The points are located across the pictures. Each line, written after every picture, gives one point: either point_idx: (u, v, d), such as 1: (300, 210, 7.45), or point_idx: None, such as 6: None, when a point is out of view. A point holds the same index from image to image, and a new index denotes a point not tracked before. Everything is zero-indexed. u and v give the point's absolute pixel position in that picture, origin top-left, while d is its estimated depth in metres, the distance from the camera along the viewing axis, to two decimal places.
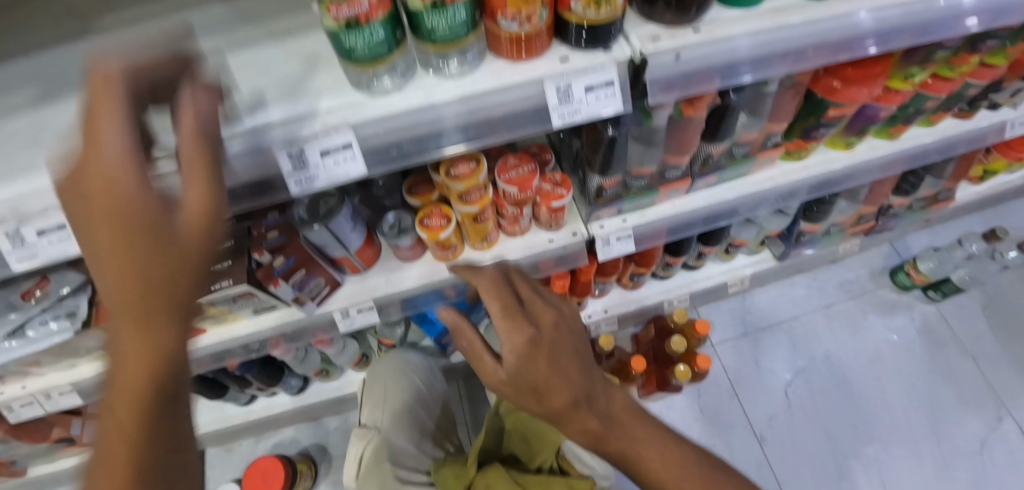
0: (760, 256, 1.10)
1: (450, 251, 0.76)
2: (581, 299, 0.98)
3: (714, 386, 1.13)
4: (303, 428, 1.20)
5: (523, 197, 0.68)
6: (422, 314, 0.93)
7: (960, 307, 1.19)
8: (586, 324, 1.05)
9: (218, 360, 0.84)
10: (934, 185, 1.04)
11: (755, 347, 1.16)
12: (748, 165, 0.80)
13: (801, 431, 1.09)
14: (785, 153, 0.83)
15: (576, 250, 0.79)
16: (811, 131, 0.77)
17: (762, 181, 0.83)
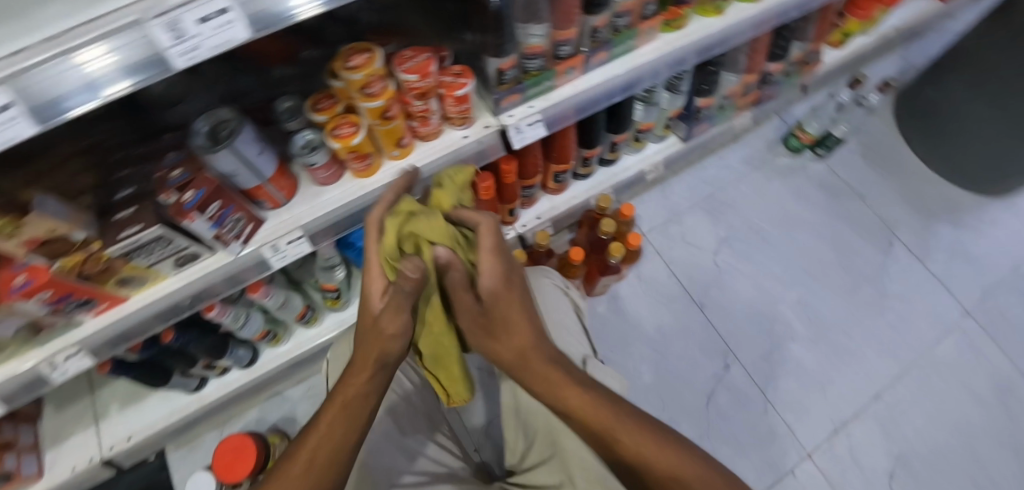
0: (668, 141, 1.19)
1: (368, 161, 0.76)
2: (512, 205, 1.01)
3: (652, 269, 1.23)
4: (268, 406, 1.15)
5: (426, 86, 0.69)
6: (357, 245, 0.93)
7: (844, 159, 1.35)
8: (523, 234, 1.10)
9: (146, 329, 0.78)
10: (801, 48, 1.16)
11: (682, 228, 1.27)
12: (634, 38, 0.86)
13: (734, 290, 1.22)
14: (665, 25, 0.90)
15: (492, 142, 0.83)
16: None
17: (650, 53, 0.89)
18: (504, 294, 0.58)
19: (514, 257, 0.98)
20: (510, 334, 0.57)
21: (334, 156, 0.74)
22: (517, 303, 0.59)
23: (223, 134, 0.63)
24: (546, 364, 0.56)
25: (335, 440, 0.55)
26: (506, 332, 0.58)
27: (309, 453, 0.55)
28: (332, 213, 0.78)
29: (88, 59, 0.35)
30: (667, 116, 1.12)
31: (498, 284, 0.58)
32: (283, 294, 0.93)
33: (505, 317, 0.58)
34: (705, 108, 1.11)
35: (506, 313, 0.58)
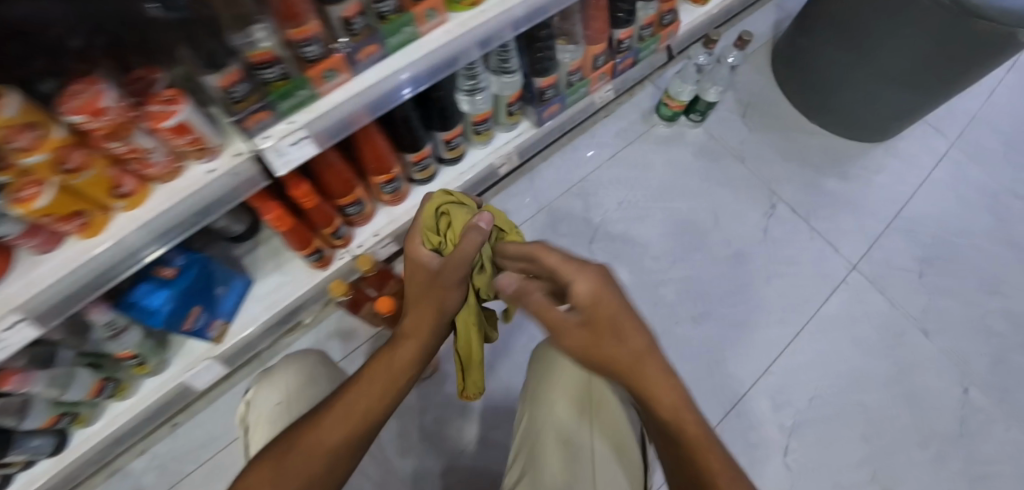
0: (520, 128, 1.06)
1: (74, 223, 0.58)
2: (332, 228, 0.89)
3: None
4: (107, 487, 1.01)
5: (110, 126, 0.51)
6: (133, 309, 0.75)
7: (721, 121, 1.29)
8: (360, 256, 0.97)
9: None
10: (650, 8, 1.04)
11: (556, 219, 1.17)
12: (413, 25, 0.71)
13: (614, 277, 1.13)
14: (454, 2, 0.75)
15: (249, 171, 0.69)
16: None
17: (441, 38, 0.75)
18: (597, 299, 0.43)
19: (334, 289, 0.85)
20: (608, 346, 0.41)
21: (32, 222, 0.54)
22: (625, 319, 0.42)
23: None
24: (675, 395, 0.42)
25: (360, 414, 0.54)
26: (598, 350, 0.42)
27: (341, 417, 0.53)
28: (50, 295, 0.60)
29: None
30: (507, 102, 0.98)
31: (569, 331, 0.42)
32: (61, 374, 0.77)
33: (601, 331, 0.42)
34: (550, 88, 0.99)
35: (605, 321, 0.42)
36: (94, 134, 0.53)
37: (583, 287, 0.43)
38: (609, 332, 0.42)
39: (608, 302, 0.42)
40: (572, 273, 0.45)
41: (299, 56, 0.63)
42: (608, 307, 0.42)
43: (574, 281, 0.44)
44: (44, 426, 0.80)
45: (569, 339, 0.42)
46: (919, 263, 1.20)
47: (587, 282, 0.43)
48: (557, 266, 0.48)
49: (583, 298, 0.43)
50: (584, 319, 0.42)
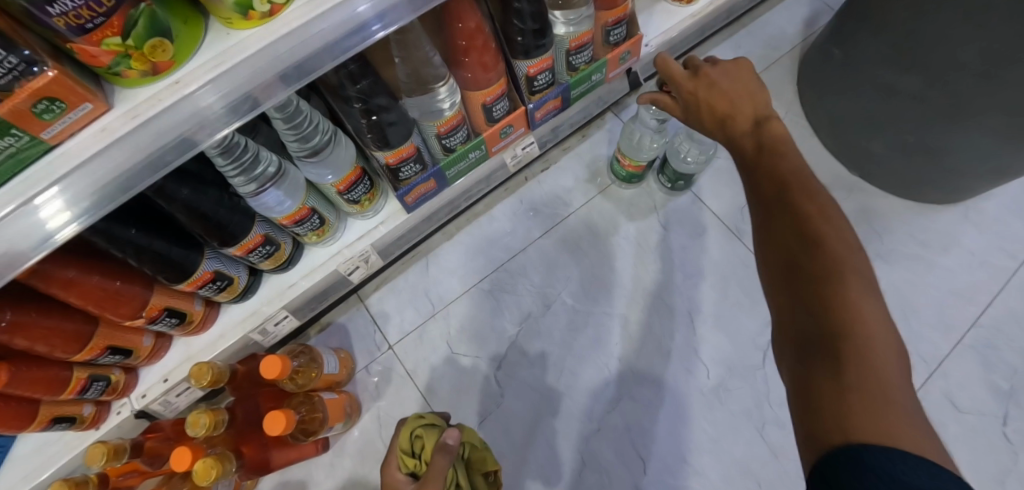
0: (382, 213, 0.71)
1: None
2: (74, 392, 0.61)
3: (400, 402, 0.79)
4: None
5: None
6: None
7: (712, 174, 0.88)
8: (144, 409, 0.69)
9: None
10: (576, 24, 0.65)
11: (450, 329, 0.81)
12: (22, 130, 0.33)
13: (528, 419, 0.78)
14: (104, 72, 0.37)
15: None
16: (33, 15, 0.29)
17: (93, 144, 0.38)
18: (715, 85, 0.54)
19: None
20: (718, 99, 0.53)
21: None
22: (736, 87, 0.54)
23: None
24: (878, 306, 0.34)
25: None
26: (708, 106, 0.54)
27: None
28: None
29: None
30: (335, 190, 0.63)
31: (689, 93, 0.55)
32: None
33: (711, 91, 0.54)
34: (405, 163, 0.63)
35: (708, 101, 0.54)
36: None
37: (719, 89, 0.53)
38: (728, 93, 0.53)
39: (734, 79, 0.54)
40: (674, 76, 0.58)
41: None
42: (716, 95, 0.53)
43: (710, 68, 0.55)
44: None
45: (715, 87, 0.54)
46: (1006, 402, 0.78)
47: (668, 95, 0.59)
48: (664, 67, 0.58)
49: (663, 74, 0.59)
50: (699, 76, 0.55)
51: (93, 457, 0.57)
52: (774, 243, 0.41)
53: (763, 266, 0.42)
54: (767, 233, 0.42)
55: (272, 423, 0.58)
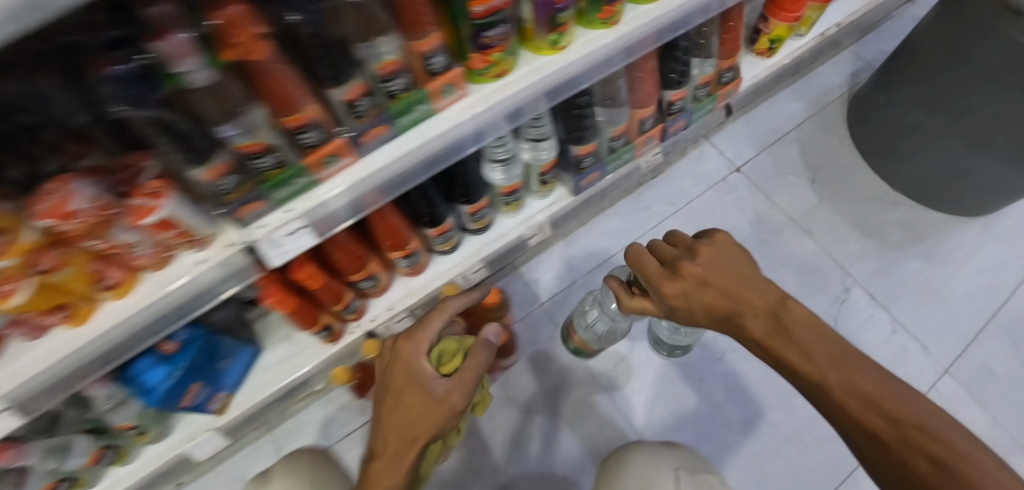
0: (555, 195, 0.97)
1: (57, 314, 0.56)
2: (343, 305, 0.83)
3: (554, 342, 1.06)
4: None
5: (85, 226, 0.50)
6: (138, 382, 0.75)
7: (785, 187, 1.14)
8: (371, 330, 0.90)
9: None
10: (705, 68, 0.93)
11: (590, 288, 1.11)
12: (429, 100, 0.64)
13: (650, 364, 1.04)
14: (472, 75, 0.67)
15: (241, 262, 0.64)
16: (472, 37, 0.61)
17: (463, 113, 0.67)
18: (700, 281, 0.57)
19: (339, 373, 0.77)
20: (712, 297, 0.56)
21: (9, 317, 0.53)
22: (731, 276, 0.56)
23: None
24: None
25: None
26: (720, 305, 0.55)
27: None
28: (36, 386, 0.56)
29: None
30: (538, 172, 0.89)
31: (705, 312, 0.57)
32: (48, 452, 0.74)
33: (715, 289, 0.56)
34: (588, 157, 0.89)
35: (718, 296, 0.56)
36: (71, 233, 0.50)
37: (710, 296, 0.56)
38: (729, 276, 0.57)
39: (717, 262, 0.58)
40: (661, 279, 0.60)
41: (296, 142, 0.56)
42: (721, 300, 0.55)
43: (697, 271, 0.57)
44: (87, 461, 0.81)
45: (703, 297, 0.56)
46: None
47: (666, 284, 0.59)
48: (639, 260, 0.64)
49: (643, 269, 0.63)
50: (703, 279, 0.56)
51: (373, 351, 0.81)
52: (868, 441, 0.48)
53: (877, 466, 0.48)
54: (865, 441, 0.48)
55: None
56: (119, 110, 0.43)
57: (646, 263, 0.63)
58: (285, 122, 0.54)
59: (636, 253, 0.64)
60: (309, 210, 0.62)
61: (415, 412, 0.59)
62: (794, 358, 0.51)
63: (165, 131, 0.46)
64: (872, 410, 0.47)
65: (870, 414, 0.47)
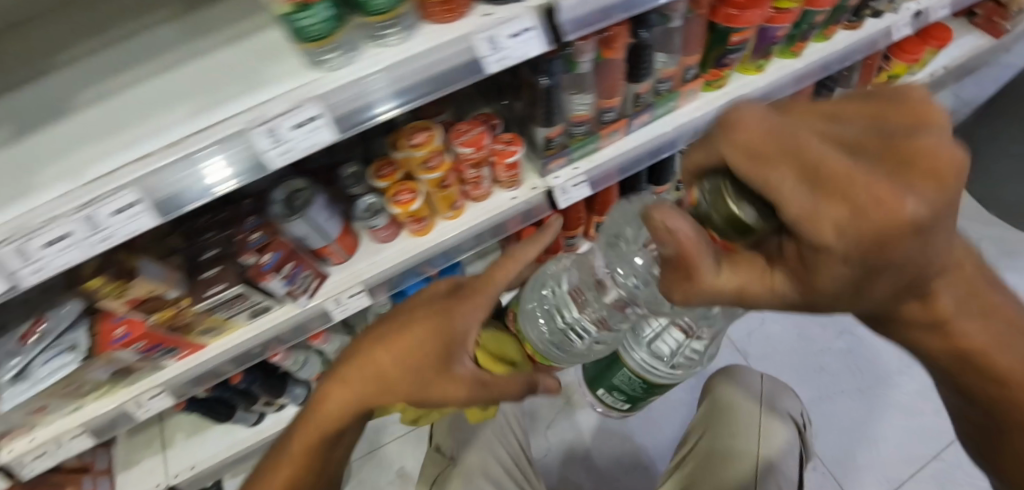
0: None
1: (423, 222, 0.83)
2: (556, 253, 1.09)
3: None
4: None
5: (475, 161, 0.76)
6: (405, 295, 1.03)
7: None
8: None
9: (247, 360, 0.87)
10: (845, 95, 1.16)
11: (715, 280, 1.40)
12: (675, 101, 0.90)
13: (775, 337, 1.36)
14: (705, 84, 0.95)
15: (539, 202, 0.90)
16: (720, 59, 0.87)
17: (698, 111, 0.94)
18: (855, 238, 0.32)
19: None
20: (896, 253, 0.33)
21: (397, 219, 0.80)
22: (925, 235, 0.35)
23: (297, 204, 0.72)
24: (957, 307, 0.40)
25: (287, 472, 0.63)
26: (824, 294, 0.39)
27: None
28: (386, 269, 0.85)
29: (252, 139, 0.49)
30: None
31: (838, 229, 0.31)
32: (342, 341, 1.02)
33: (891, 252, 0.33)
34: None
35: (913, 243, 0.34)
36: (466, 164, 0.77)
37: (892, 258, 0.34)
38: (929, 181, 0.33)
39: (942, 199, 0.33)
40: (835, 254, 0.33)
41: (600, 118, 0.84)
42: (910, 239, 0.33)
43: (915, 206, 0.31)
44: None
45: (888, 258, 0.34)
46: None
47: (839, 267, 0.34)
48: (681, 238, 0.38)
49: (677, 247, 0.39)
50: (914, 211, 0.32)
51: None
52: (899, 346, 0.51)
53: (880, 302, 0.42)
54: (893, 335, 0.60)
55: None
56: (539, 82, 0.71)
57: (753, 129, 0.35)
58: (604, 103, 0.82)
59: (736, 120, 0.36)
60: (593, 166, 0.89)
61: (398, 348, 0.61)
62: (851, 274, 0.35)
63: (546, 101, 0.73)
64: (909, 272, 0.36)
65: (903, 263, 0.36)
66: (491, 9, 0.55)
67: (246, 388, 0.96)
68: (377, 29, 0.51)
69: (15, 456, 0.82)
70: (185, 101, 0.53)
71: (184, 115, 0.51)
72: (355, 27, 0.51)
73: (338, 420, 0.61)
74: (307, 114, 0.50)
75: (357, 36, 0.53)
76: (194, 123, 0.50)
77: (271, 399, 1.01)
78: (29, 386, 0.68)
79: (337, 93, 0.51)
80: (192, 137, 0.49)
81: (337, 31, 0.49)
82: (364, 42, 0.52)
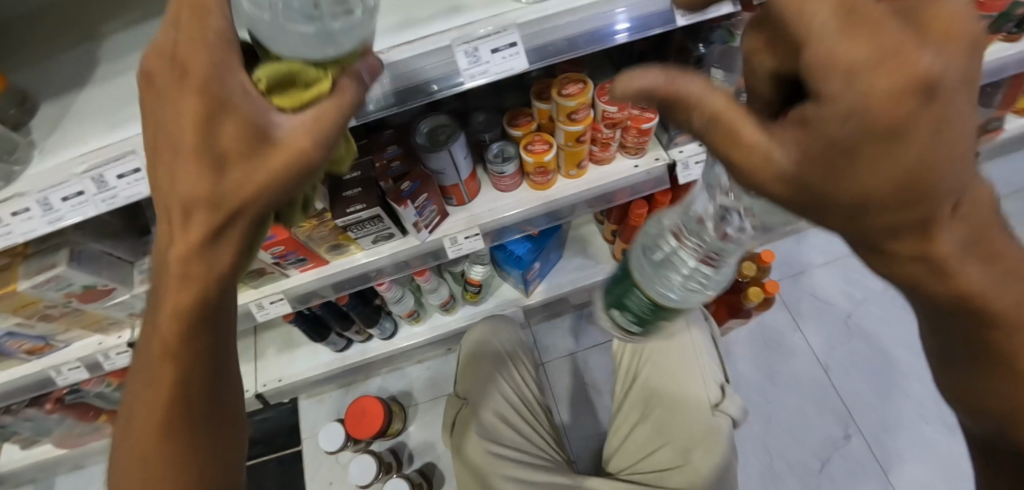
0: None
1: (548, 176, 0.89)
2: None
3: (778, 317, 1.40)
4: (389, 378, 1.35)
5: (612, 120, 0.82)
6: (505, 249, 1.07)
7: None
8: None
9: (365, 280, 0.95)
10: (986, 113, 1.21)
11: (794, 291, 1.42)
12: None
13: (858, 355, 1.34)
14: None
15: (659, 174, 0.95)
16: None
17: None
18: (840, 141, 0.26)
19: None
20: (887, 178, 0.27)
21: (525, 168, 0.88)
22: (954, 123, 0.26)
23: (441, 138, 0.79)
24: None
25: (163, 391, 0.47)
26: (833, 189, 0.29)
27: (141, 438, 0.49)
28: (505, 217, 0.92)
29: (458, 56, 0.57)
30: None
31: (890, 162, 0.27)
32: (438, 283, 1.11)
33: (868, 170, 0.27)
34: None
35: (907, 166, 0.27)
36: (603, 122, 0.83)
37: (874, 174, 0.28)
38: (927, 126, 0.26)
39: (964, 87, 0.26)
40: (755, 142, 0.30)
41: None
42: (900, 165, 0.27)
43: (930, 64, 0.24)
44: (440, 303, 1.16)
45: (869, 170, 0.27)
46: None
47: (791, 149, 0.29)
48: (693, 101, 0.31)
49: (704, 114, 0.31)
50: (934, 83, 0.24)
51: None
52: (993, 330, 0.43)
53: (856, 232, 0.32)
54: (954, 316, 0.43)
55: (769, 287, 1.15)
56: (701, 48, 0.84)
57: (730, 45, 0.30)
58: None
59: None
60: None
61: (192, 191, 0.36)
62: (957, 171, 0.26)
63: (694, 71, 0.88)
64: (916, 179, 0.27)
65: (915, 168, 0.27)
66: None
67: (346, 311, 1.09)
68: None
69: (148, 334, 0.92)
70: (393, 15, 0.59)
71: (395, 25, 0.58)
72: None
73: (184, 322, 0.43)
74: (506, 37, 0.58)
75: None
76: (405, 32, 0.57)
77: (363, 327, 1.14)
78: None
79: (540, 22, 0.59)
80: (402, 45, 0.57)
81: None
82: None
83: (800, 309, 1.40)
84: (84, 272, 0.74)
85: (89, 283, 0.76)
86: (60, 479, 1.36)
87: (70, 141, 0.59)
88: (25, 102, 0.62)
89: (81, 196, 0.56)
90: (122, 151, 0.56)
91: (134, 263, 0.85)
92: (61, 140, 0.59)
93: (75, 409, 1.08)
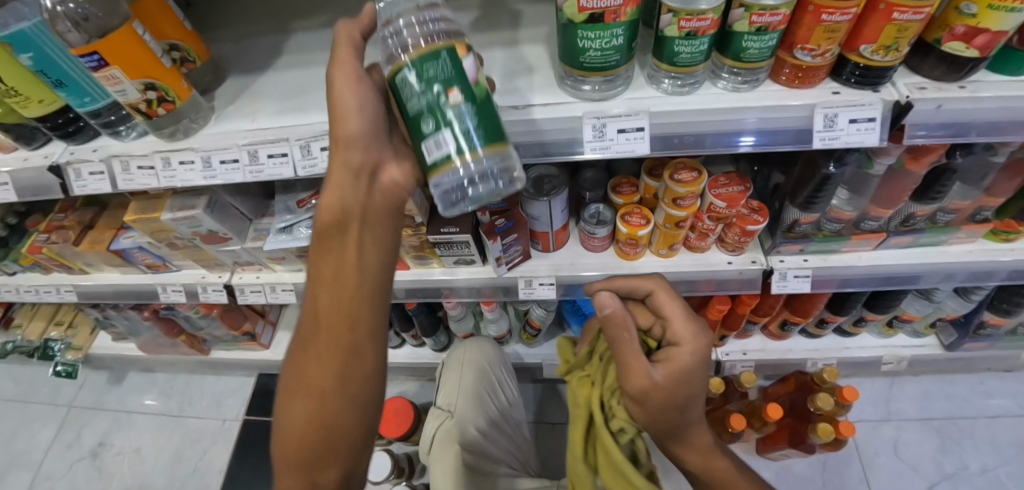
0: (926, 339, 1.24)
1: (637, 249, 0.90)
2: (728, 332, 1.15)
3: (847, 461, 1.25)
4: (427, 386, 1.39)
5: (722, 215, 0.82)
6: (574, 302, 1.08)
7: None
8: (723, 360, 1.22)
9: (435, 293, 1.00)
10: None
11: (870, 441, 1.27)
12: (949, 234, 0.92)
13: None
14: (991, 232, 0.93)
15: (752, 276, 0.93)
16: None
17: (969, 255, 0.93)
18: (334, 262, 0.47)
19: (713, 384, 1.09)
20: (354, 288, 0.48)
21: (616, 236, 0.90)
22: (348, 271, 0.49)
23: (545, 188, 0.81)
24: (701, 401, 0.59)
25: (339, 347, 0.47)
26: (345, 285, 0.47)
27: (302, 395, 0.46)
28: (582, 275, 0.92)
29: (584, 127, 0.60)
30: (942, 316, 1.15)
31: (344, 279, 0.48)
32: (500, 315, 1.14)
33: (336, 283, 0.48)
34: (990, 327, 1.12)
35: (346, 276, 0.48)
36: (709, 214, 0.83)
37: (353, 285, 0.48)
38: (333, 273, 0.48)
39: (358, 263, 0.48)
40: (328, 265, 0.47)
41: (861, 222, 0.90)
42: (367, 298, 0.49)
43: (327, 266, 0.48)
44: (497, 335, 1.19)
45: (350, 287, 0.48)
46: None
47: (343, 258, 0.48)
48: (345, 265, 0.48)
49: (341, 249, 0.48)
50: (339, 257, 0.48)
51: (746, 379, 1.08)
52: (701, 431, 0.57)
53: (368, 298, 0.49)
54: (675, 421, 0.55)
55: (843, 429, 1.04)
56: (827, 167, 0.77)
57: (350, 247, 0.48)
58: (866, 232, 0.91)
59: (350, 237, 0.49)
60: (829, 256, 0.95)
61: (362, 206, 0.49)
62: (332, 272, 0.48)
63: (814, 187, 0.81)
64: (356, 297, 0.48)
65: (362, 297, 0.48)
66: (839, 88, 0.62)
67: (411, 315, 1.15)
68: (726, 70, 0.61)
69: (243, 282, 1.02)
70: (536, 75, 0.65)
71: (530, 86, 0.64)
72: (711, 64, 0.63)
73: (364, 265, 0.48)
74: (636, 120, 0.59)
75: (706, 75, 0.64)
76: (540, 93, 0.63)
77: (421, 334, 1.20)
78: (290, 238, 0.86)
79: (673, 112, 0.59)
80: (532, 103, 0.62)
81: (705, 62, 0.57)
82: (706, 78, 0.64)
83: (873, 464, 1.24)
84: (213, 219, 0.85)
85: (213, 229, 0.87)
86: (132, 375, 1.55)
87: (236, 114, 0.69)
88: (218, 73, 0.75)
89: (235, 163, 0.65)
90: (278, 136, 0.63)
91: (253, 221, 0.95)
92: (233, 111, 0.70)
93: (164, 322, 1.23)
